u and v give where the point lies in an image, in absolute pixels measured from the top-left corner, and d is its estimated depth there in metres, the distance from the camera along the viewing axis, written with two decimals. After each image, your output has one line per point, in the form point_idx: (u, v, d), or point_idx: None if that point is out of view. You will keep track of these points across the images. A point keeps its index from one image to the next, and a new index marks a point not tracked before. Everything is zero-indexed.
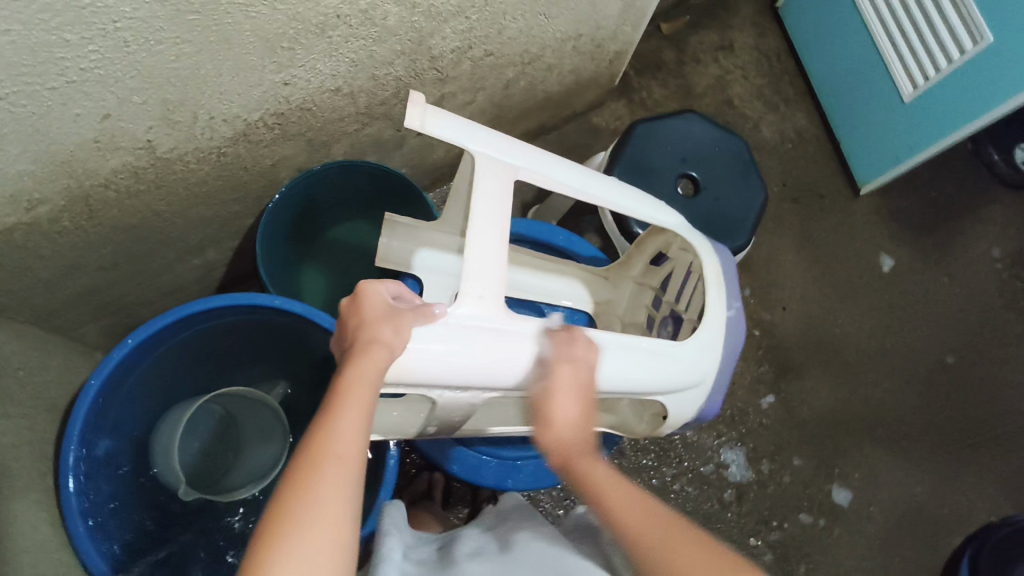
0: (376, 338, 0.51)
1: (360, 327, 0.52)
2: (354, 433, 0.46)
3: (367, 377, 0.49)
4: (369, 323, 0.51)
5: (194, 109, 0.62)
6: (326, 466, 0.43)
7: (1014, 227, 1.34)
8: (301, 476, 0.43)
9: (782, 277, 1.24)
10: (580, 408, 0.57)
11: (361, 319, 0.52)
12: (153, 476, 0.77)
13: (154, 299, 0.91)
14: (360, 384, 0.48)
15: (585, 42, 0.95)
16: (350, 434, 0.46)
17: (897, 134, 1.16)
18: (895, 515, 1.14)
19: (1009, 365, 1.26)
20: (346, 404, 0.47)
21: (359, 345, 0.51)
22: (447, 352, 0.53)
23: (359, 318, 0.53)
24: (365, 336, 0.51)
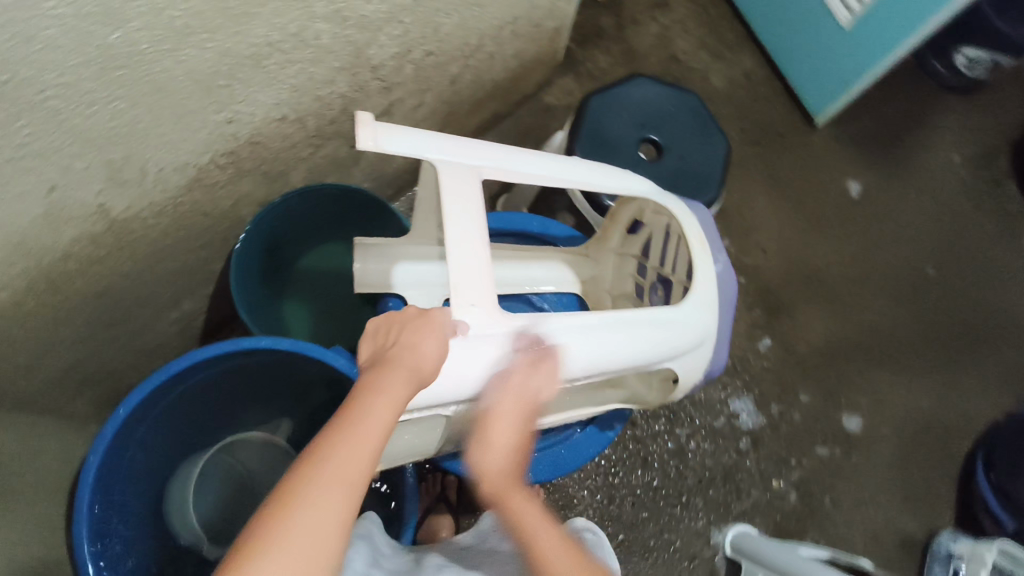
0: (416, 363, 0.49)
1: (401, 343, 0.50)
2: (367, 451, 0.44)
3: (395, 398, 0.47)
4: (403, 346, 0.50)
5: (140, 164, 0.60)
6: (335, 478, 0.41)
7: (969, 131, 1.36)
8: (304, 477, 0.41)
9: (757, 220, 1.24)
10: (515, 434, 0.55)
11: (402, 335, 0.51)
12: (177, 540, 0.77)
13: (138, 361, 0.89)
14: (387, 402, 0.46)
15: (523, 24, 0.94)
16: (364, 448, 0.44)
17: (842, 61, 1.17)
18: (906, 431, 1.16)
19: (988, 265, 1.28)
20: (366, 418, 0.45)
21: (394, 361, 0.49)
22: (457, 365, 0.52)
23: (398, 333, 0.51)
24: (401, 354, 0.49)
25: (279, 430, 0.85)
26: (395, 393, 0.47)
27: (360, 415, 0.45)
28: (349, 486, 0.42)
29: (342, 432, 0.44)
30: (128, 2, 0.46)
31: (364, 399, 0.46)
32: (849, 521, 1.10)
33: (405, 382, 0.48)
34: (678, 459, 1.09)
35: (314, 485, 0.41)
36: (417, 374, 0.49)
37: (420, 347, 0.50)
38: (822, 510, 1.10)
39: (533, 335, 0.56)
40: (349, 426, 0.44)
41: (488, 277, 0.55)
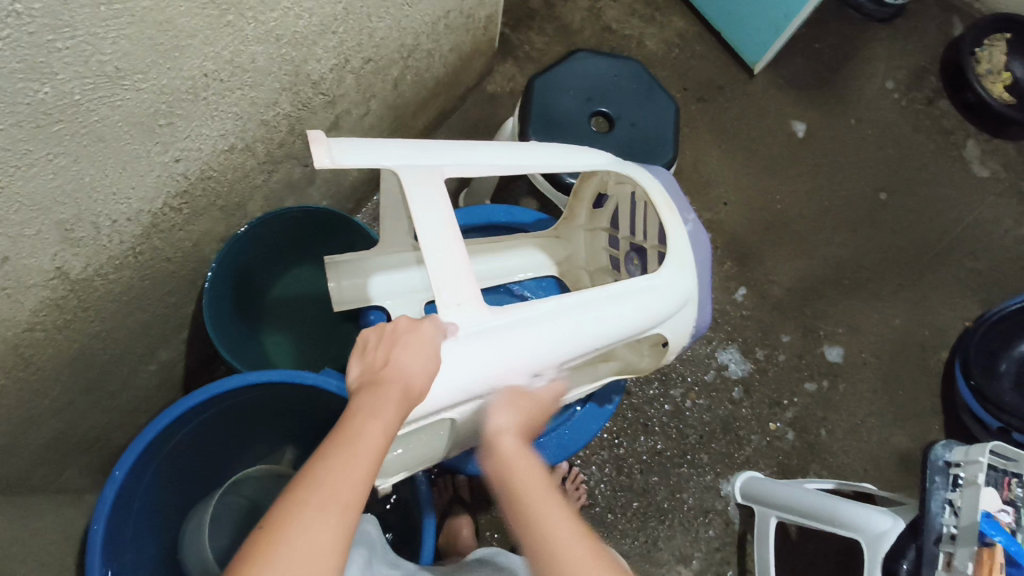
0: (407, 380, 0.48)
1: (391, 359, 0.49)
2: (359, 479, 0.43)
3: (386, 417, 0.46)
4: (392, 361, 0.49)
5: (93, 218, 0.58)
6: (326, 501, 0.41)
7: (898, 55, 1.40)
8: (295, 505, 0.40)
9: (714, 175, 1.27)
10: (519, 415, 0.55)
11: (391, 351, 0.50)
12: None
13: (124, 420, 0.86)
14: (378, 422, 0.46)
15: (455, 16, 0.93)
16: (354, 468, 0.43)
17: (769, 7, 1.20)
18: (886, 353, 1.20)
19: (935, 182, 1.33)
20: (358, 443, 0.44)
21: (385, 379, 0.48)
22: (453, 368, 0.52)
23: (388, 349, 0.50)
24: (392, 371, 0.49)
25: (283, 459, 0.83)
26: (388, 410, 0.46)
27: (352, 436, 0.45)
28: (340, 510, 0.41)
29: (334, 454, 0.43)
30: (52, 54, 0.44)
31: (356, 419, 0.46)
32: (846, 448, 1.14)
33: (396, 399, 0.47)
34: (676, 420, 1.11)
35: (304, 509, 0.40)
36: (407, 393, 0.48)
37: (411, 362, 0.49)
38: (820, 442, 1.14)
39: (522, 327, 0.56)
40: (340, 448, 0.44)
41: (468, 275, 0.55)
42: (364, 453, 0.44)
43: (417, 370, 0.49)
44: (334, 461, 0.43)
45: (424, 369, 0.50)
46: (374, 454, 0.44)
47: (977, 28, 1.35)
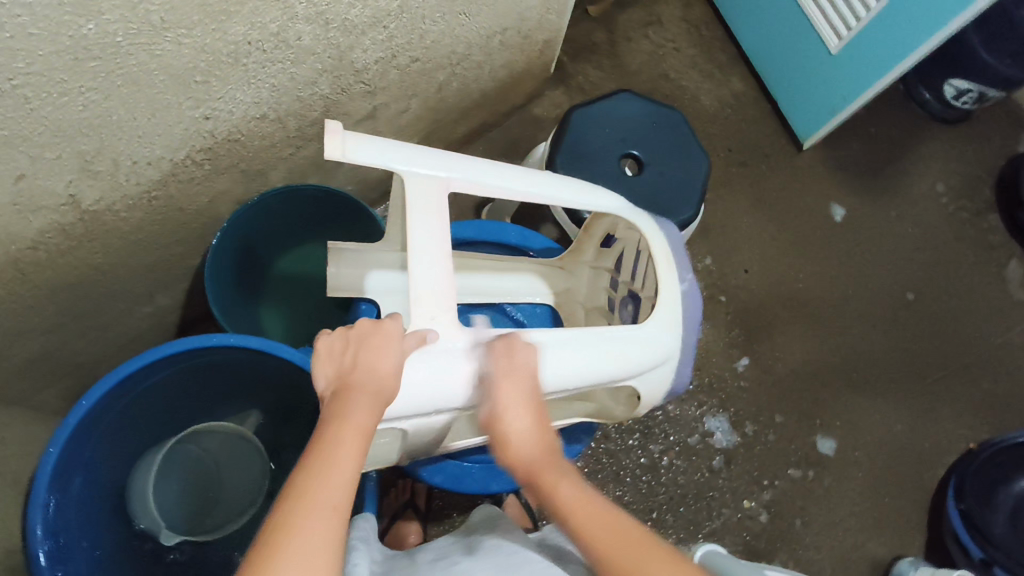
0: (378, 380, 0.50)
1: (361, 361, 0.51)
2: (345, 481, 0.44)
3: (363, 419, 0.48)
4: (362, 363, 0.51)
5: (114, 155, 0.60)
6: (316, 506, 0.42)
7: (955, 160, 1.37)
8: (288, 516, 0.41)
9: (740, 240, 1.25)
10: (529, 423, 0.55)
11: (362, 353, 0.51)
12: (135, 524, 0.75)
13: (111, 353, 0.88)
14: (355, 426, 0.47)
15: (512, 35, 0.94)
16: (341, 474, 0.44)
17: (829, 86, 1.19)
18: (880, 456, 1.16)
19: (966, 295, 1.29)
20: (341, 448, 0.46)
21: (357, 381, 0.50)
22: (414, 381, 0.52)
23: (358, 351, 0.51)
24: (362, 374, 0.50)
25: (246, 423, 0.83)
26: (366, 416, 0.48)
27: (337, 444, 0.46)
28: (331, 512, 0.42)
29: (318, 461, 0.44)
30: None
31: (337, 426, 0.47)
32: (818, 544, 1.10)
33: (371, 404, 0.49)
34: (650, 475, 1.09)
35: (299, 519, 0.41)
36: (380, 393, 0.50)
37: (378, 363, 0.50)
38: (792, 532, 1.10)
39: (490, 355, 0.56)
40: (325, 456, 0.45)
41: (449, 292, 0.56)
42: (349, 459, 0.45)
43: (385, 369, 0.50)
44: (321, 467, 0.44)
45: (394, 367, 0.51)
46: (355, 455, 0.46)
47: None
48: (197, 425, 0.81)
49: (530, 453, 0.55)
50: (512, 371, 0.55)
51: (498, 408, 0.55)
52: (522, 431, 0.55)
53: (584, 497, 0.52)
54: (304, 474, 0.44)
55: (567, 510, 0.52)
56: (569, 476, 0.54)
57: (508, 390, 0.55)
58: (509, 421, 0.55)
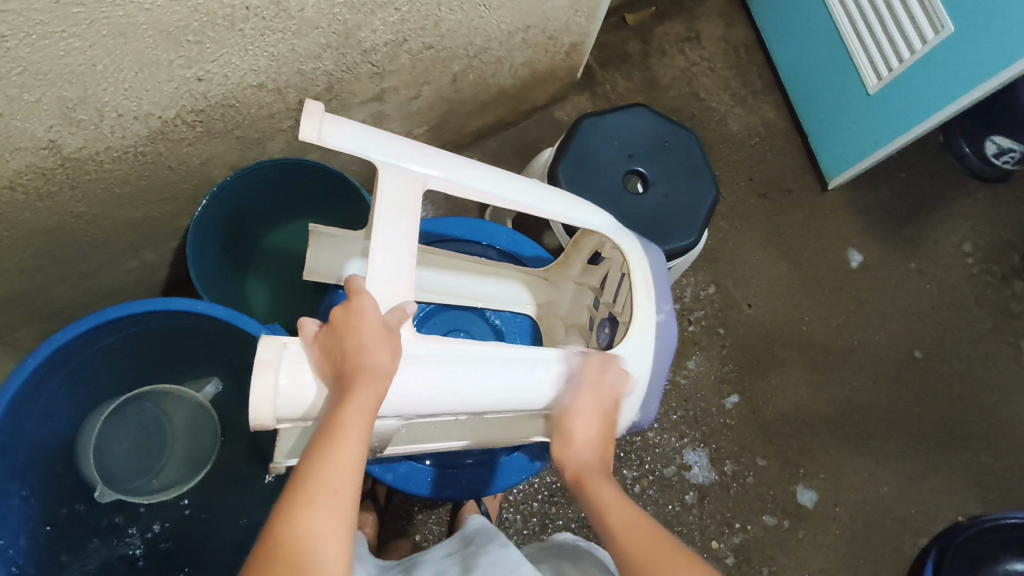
0: (373, 363, 0.49)
1: (357, 342, 0.49)
2: (350, 468, 0.46)
3: (364, 403, 0.48)
4: (360, 345, 0.49)
5: (98, 105, 0.59)
6: (325, 500, 0.44)
7: (986, 220, 1.31)
8: (296, 510, 0.44)
9: (749, 273, 1.21)
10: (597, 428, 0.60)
11: (358, 334, 0.50)
12: (78, 473, 0.74)
13: (92, 303, 0.88)
14: (355, 412, 0.47)
15: (535, 34, 0.92)
16: (346, 468, 0.46)
17: (862, 127, 1.14)
18: (861, 515, 1.12)
19: (977, 362, 1.23)
20: (341, 436, 0.46)
21: (356, 364, 0.49)
22: None
23: (353, 330, 0.50)
24: (359, 357, 0.49)
25: (204, 389, 0.81)
26: (366, 401, 0.48)
27: (336, 438, 0.46)
28: (339, 502, 0.45)
29: (321, 452, 0.46)
30: None
31: (333, 417, 0.47)
32: None
33: (370, 386, 0.48)
34: None
35: (307, 512, 0.44)
36: (376, 375, 0.49)
37: (366, 342, 0.50)
38: None
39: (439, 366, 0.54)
40: (323, 453, 0.46)
41: (408, 287, 0.54)
42: (352, 451, 0.47)
43: (374, 348, 0.50)
44: (322, 465, 0.45)
45: (383, 346, 0.50)
46: (358, 440, 0.47)
47: None
48: (157, 383, 0.80)
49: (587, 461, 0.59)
50: (599, 386, 0.60)
51: (568, 415, 0.59)
52: (586, 437, 0.59)
53: (632, 510, 0.54)
54: (308, 473, 0.45)
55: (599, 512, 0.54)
56: (613, 483, 0.57)
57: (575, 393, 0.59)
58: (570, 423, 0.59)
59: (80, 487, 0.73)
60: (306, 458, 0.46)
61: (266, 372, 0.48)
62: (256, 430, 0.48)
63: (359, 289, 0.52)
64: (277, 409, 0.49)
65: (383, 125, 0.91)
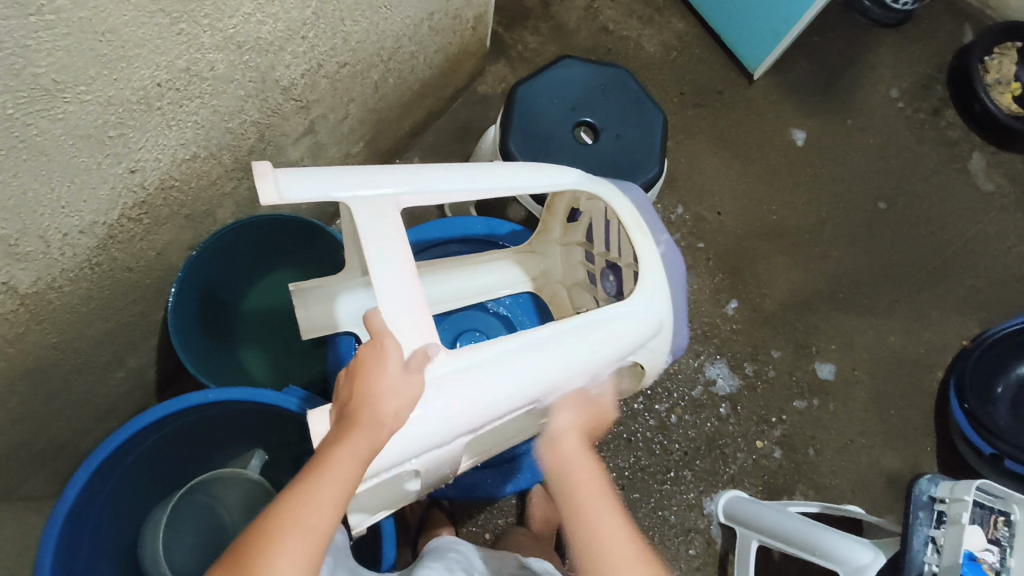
0: (376, 411, 0.47)
1: (365, 388, 0.48)
2: (329, 505, 0.44)
3: (356, 450, 0.46)
4: (367, 396, 0.48)
5: (40, 232, 0.56)
6: (293, 529, 0.43)
7: (905, 62, 1.35)
8: (265, 534, 0.43)
9: (709, 183, 1.23)
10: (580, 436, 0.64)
11: (363, 380, 0.48)
12: None
13: (93, 428, 0.84)
14: (348, 453, 0.45)
15: (440, 17, 0.89)
16: (326, 507, 0.44)
17: (769, 13, 1.16)
18: (879, 371, 1.17)
19: (936, 196, 1.29)
20: (330, 471, 0.45)
21: (359, 411, 0.47)
22: (426, 413, 0.51)
23: (359, 376, 0.49)
24: (364, 404, 0.47)
25: (251, 464, 0.77)
26: (357, 450, 0.46)
27: (319, 473, 0.45)
28: (307, 535, 0.43)
29: (305, 482, 0.45)
30: None
31: (326, 453, 0.46)
32: (834, 468, 1.11)
33: (363, 435, 0.46)
34: (661, 434, 1.08)
35: (274, 539, 0.42)
36: (382, 424, 0.47)
37: (375, 392, 0.48)
38: (807, 461, 1.11)
39: (478, 373, 0.53)
40: (308, 487, 0.45)
41: (420, 307, 0.53)
42: (332, 496, 0.44)
43: (387, 397, 0.48)
44: (302, 499, 0.44)
45: (395, 396, 0.48)
46: (346, 482, 0.45)
47: (987, 35, 1.31)
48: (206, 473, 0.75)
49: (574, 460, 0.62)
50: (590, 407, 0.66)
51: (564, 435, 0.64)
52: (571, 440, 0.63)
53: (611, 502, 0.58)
54: (287, 505, 0.44)
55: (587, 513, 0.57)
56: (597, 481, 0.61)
57: (566, 415, 0.64)
58: (566, 442, 0.63)
59: None
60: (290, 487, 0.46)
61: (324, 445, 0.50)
62: None
63: (381, 329, 0.51)
64: None
65: (321, 155, 0.88)
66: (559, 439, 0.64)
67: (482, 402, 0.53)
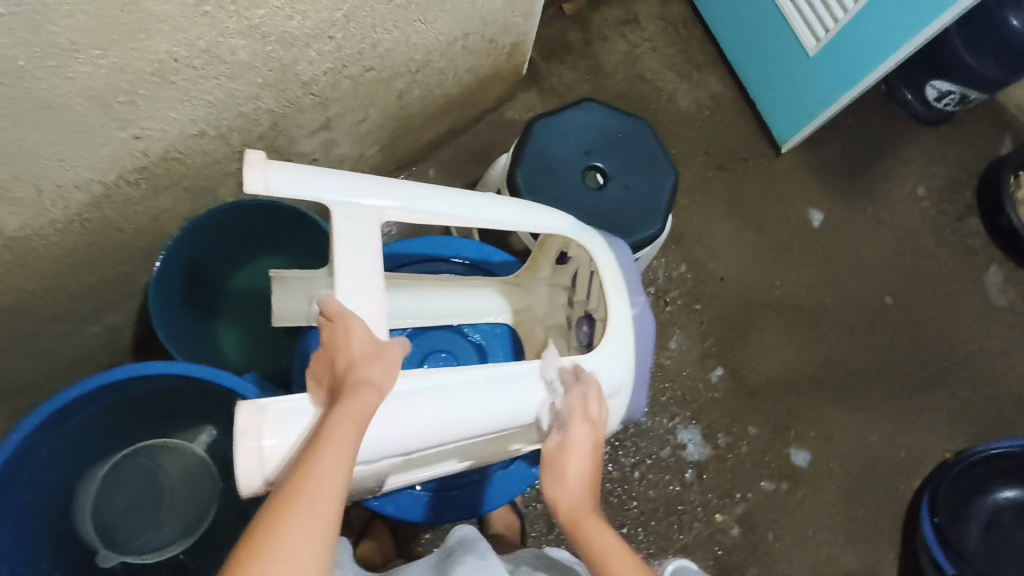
0: (364, 376, 0.48)
1: (349, 360, 0.49)
2: (337, 470, 0.43)
3: (352, 411, 0.46)
4: (351, 365, 0.49)
5: (34, 180, 0.57)
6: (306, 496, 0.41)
7: (937, 163, 1.34)
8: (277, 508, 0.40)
9: (716, 247, 1.23)
10: (585, 465, 0.57)
11: (342, 351, 0.49)
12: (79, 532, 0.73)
13: (60, 375, 0.84)
14: (346, 414, 0.45)
15: (475, 39, 0.91)
16: (334, 470, 0.43)
17: (808, 90, 1.16)
18: (855, 467, 1.15)
19: (944, 302, 1.27)
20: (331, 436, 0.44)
21: (348, 380, 0.48)
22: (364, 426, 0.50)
23: (339, 350, 0.49)
24: (353, 373, 0.48)
25: (198, 439, 0.79)
26: (355, 413, 0.46)
27: (321, 440, 0.44)
28: (321, 502, 0.41)
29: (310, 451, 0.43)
30: None
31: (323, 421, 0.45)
32: (790, 557, 1.09)
33: (357, 399, 0.47)
34: (621, 489, 1.07)
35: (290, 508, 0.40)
36: (371, 389, 0.48)
37: (357, 361, 0.49)
38: (764, 544, 1.09)
39: (422, 398, 0.52)
40: (311, 455, 0.43)
41: (378, 320, 0.52)
42: (339, 463, 0.43)
43: (369, 366, 0.49)
44: (307, 466, 0.42)
45: (376, 364, 0.49)
46: (349, 442, 0.45)
47: None
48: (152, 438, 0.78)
49: (575, 494, 0.55)
50: (591, 419, 0.59)
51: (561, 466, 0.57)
52: (574, 475, 0.56)
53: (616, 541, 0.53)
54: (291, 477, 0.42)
55: (602, 552, 0.52)
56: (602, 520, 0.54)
57: (578, 429, 0.58)
58: (570, 459, 0.57)
59: (75, 547, 0.72)
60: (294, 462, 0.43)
61: (247, 443, 0.45)
62: (248, 497, 0.46)
63: (338, 307, 0.50)
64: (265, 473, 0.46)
65: (333, 152, 0.89)
66: (559, 459, 0.57)
67: (420, 429, 0.52)
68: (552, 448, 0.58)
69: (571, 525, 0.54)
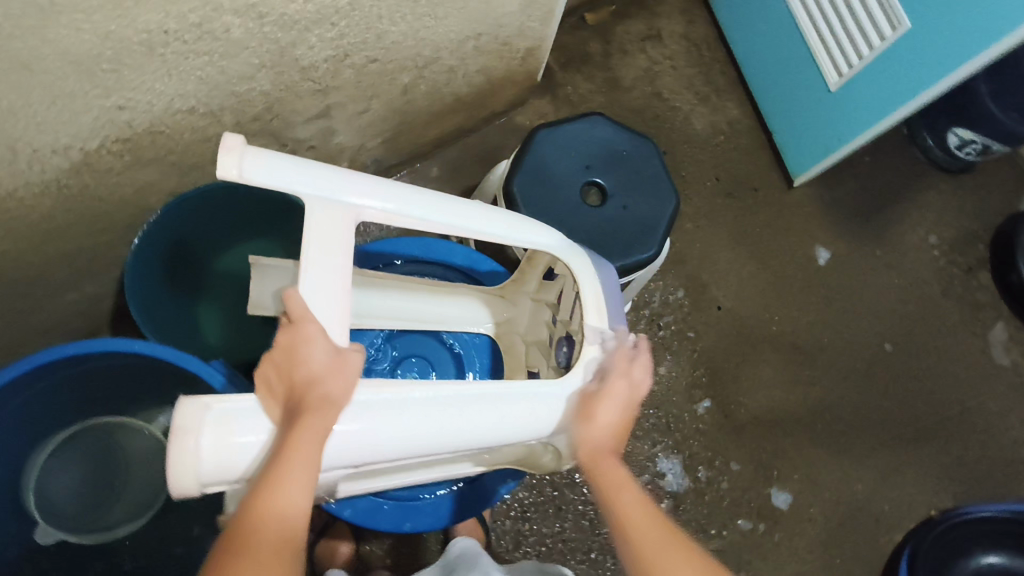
0: (324, 391, 0.47)
1: (309, 370, 0.47)
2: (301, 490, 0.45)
3: (314, 430, 0.45)
4: (312, 376, 0.47)
5: (9, 141, 0.55)
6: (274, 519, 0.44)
7: (952, 212, 1.31)
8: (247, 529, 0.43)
9: (716, 274, 1.20)
10: (620, 413, 0.56)
11: (302, 359, 0.47)
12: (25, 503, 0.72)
13: (32, 340, 0.83)
14: (306, 435, 0.45)
15: (488, 40, 0.88)
16: (299, 490, 0.45)
17: (826, 125, 1.13)
18: (836, 515, 1.12)
19: (946, 354, 1.23)
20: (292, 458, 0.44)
21: (309, 393, 0.47)
22: None
23: (298, 358, 0.47)
24: (312, 386, 0.47)
25: (158, 420, 0.78)
26: (317, 429, 0.45)
27: (283, 462, 0.44)
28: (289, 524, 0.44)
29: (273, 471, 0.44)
30: None
31: (283, 438, 0.45)
32: None
33: (318, 416, 0.46)
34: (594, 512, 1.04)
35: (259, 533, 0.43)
36: (331, 404, 0.47)
37: (318, 373, 0.47)
38: None
39: (369, 411, 0.49)
40: (274, 476, 0.44)
41: (339, 326, 0.49)
42: (302, 482, 0.45)
43: (328, 377, 0.47)
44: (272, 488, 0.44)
45: (336, 376, 0.47)
46: (310, 463, 0.45)
47: None
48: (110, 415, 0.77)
49: (607, 439, 0.56)
50: (629, 377, 0.58)
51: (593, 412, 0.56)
52: (607, 420, 0.56)
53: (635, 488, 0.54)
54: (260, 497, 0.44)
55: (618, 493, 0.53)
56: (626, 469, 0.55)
57: (618, 380, 0.57)
58: (603, 406, 0.56)
59: (18, 518, 0.71)
60: (244, 504, 0.45)
61: (184, 440, 0.43)
62: (179, 499, 0.44)
63: (299, 310, 0.48)
64: (201, 477, 0.44)
65: (332, 141, 0.87)
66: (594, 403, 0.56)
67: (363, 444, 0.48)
68: (587, 391, 0.57)
69: (591, 464, 0.55)
